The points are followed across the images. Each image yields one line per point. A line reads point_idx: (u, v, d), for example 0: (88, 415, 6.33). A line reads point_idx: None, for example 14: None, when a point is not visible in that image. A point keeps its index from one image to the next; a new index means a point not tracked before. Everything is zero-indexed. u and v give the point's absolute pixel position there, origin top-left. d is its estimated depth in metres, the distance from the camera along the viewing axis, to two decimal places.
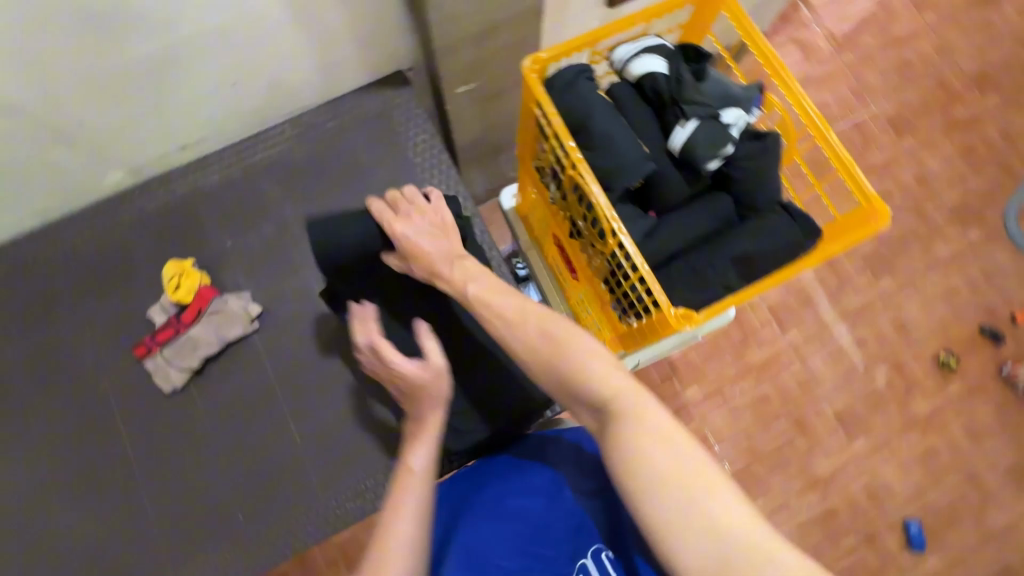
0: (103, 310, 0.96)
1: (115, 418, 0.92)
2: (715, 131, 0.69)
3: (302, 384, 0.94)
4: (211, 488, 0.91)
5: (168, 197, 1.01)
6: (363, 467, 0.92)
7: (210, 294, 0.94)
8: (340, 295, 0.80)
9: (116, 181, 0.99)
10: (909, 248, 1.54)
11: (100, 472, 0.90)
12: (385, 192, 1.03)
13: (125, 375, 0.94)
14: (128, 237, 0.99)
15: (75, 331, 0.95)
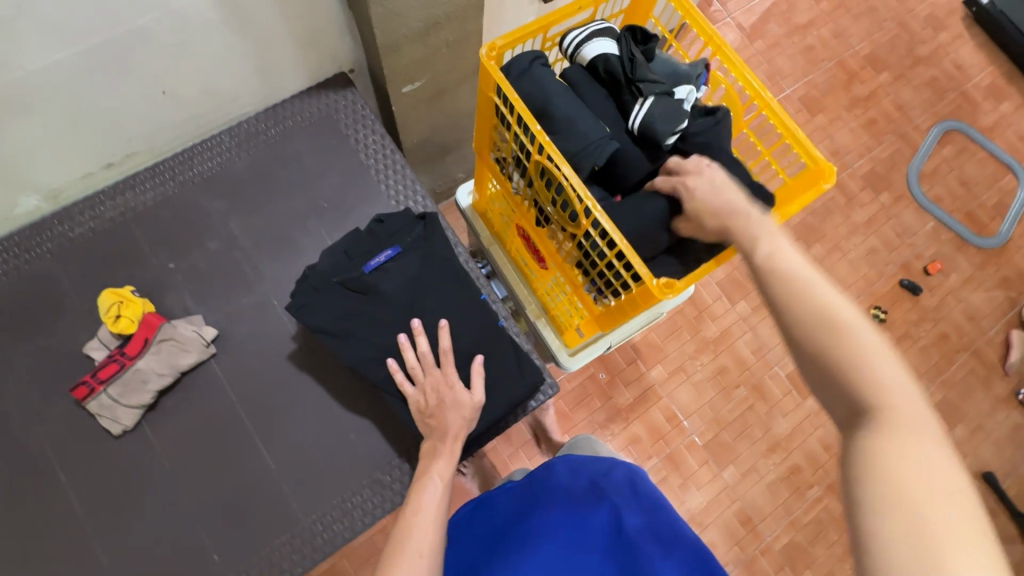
0: (29, 352, 0.86)
1: (56, 470, 0.83)
2: (669, 106, 0.72)
3: (270, 407, 0.88)
4: (179, 532, 0.83)
5: (94, 221, 0.92)
6: (347, 486, 0.87)
7: (157, 322, 0.86)
8: (306, 304, 0.76)
9: (31, 207, 0.89)
10: (833, 216, 1.68)
11: (43, 533, 0.80)
12: (338, 198, 0.99)
13: (63, 421, 0.84)
14: (50, 268, 0.89)
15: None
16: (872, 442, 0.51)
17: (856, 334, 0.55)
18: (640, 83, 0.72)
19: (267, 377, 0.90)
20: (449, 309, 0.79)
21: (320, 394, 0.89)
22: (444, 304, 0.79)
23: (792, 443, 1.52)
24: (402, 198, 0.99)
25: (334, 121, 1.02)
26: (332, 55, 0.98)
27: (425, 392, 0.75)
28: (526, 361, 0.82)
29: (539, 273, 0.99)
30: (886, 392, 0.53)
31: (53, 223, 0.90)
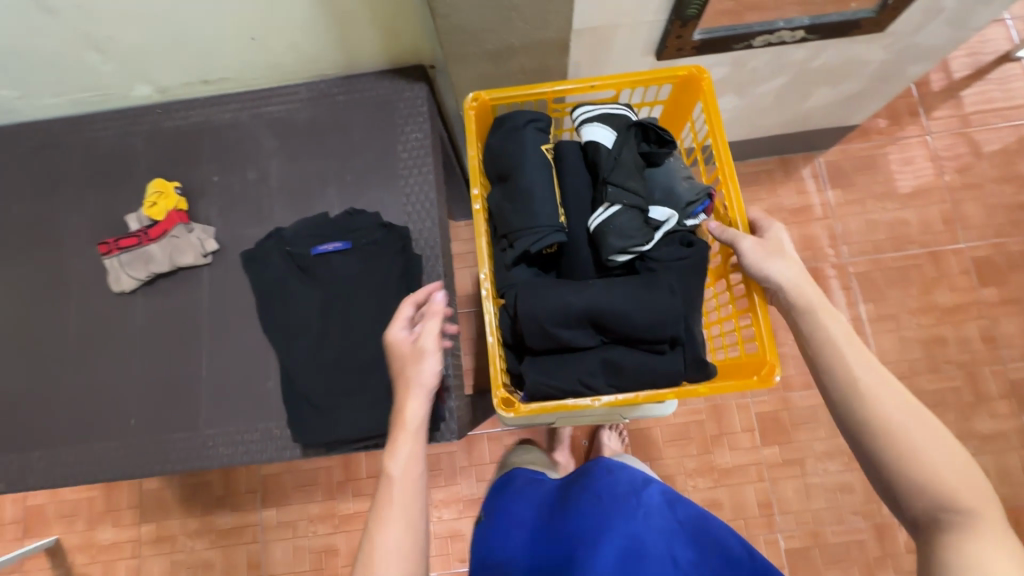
0: (98, 203, 1.07)
1: (74, 298, 1.03)
2: (629, 220, 0.74)
3: (225, 327, 1.00)
4: (126, 389, 1.00)
5: (182, 122, 1.10)
6: (250, 422, 0.96)
7: (178, 219, 1.02)
8: (259, 260, 0.83)
9: (144, 94, 1.09)
10: None
11: (47, 341, 1.02)
12: (365, 176, 1.06)
13: (94, 264, 1.04)
14: (137, 145, 1.09)
15: (72, 213, 1.07)
16: (964, 544, 0.53)
17: (891, 416, 0.58)
18: (613, 186, 0.74)
19: (234, 301, 1.01)
20: (368, 318, 0.83)
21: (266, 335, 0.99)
22: (366, 312, 0.83)
23: None
24: (411, 201, 1.03)
25: (393, 107, 1.08)
26: (412, 48, 1.03)
27: (415, 344, 0.73)
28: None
29: None
30: (978, 505, 0.54)
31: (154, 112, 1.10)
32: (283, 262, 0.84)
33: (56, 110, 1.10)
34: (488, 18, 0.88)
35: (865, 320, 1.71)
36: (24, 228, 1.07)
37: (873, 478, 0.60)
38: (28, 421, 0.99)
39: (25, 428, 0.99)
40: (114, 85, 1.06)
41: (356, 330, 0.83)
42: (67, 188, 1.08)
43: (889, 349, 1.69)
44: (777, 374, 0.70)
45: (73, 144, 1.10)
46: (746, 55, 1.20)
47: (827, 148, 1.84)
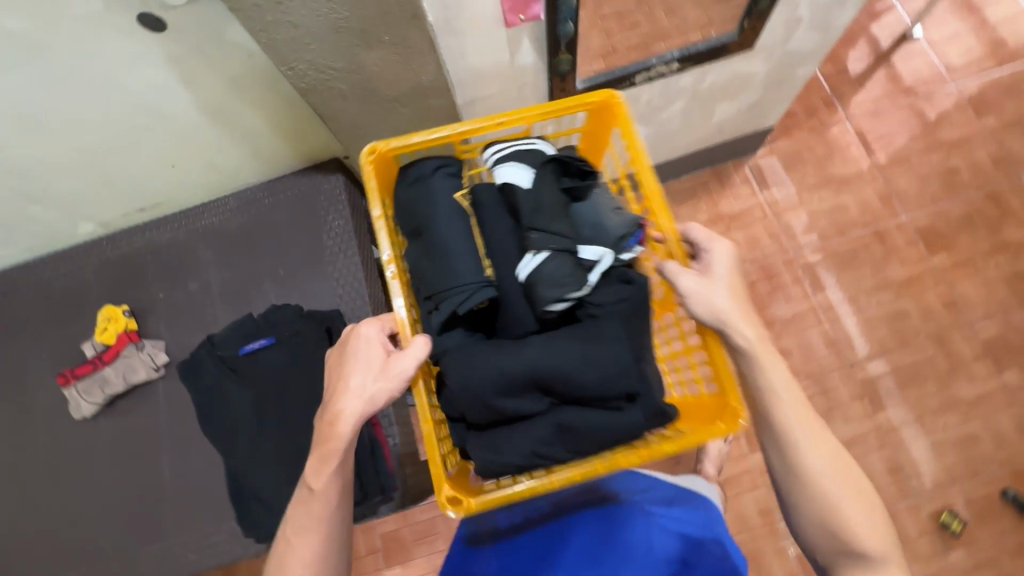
0: (58, 336, 1.14)
1: (42, 432, 1.09)
2: (565, 266, 0.70)
3: (181, 435, 1.05)
4: (98, 511, 1.03)
5: (125, 248, 1.18)
6: (216, 523, 1.00)
7: (129, 339, 1.08)
8: (193, 368, 0.90)
9: (90, 230, 1.19)
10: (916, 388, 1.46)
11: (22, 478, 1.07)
12: (296, 269, 1.13)
13: (59, 396, 1.10)
14: (88, 277, 1.17)
15: (34, 350, 1.14)
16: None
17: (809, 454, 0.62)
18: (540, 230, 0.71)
19: (185, 410, 1.06)
20: (297, 407, 0.87)
21: None
22: (296, 400, 0.87)
23: None
24: (341, 284, 1.10)
25: (315, 201, 1.15)
26: (322, 145, 1.12)
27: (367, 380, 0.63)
28: (367, 478, 0.91)
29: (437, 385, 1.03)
30: (878, 544, 0.60)
31: (101, 244, 1.19)
32: (214, 367, 0.90)
33: (13, 259, 1.20)
34: (377, 112, 0.97)
35: None
36: None
37: (796, 517, 0.64)
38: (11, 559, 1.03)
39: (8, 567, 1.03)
40: (61, 228, 1.15)
41: (287, 421, 0.86)
42: (25, 328, 1.16)
43: None
44: (742, 418, 0.65)
45: (30, 287, 1.18)
46: (635, 92, 1.26)
47: None
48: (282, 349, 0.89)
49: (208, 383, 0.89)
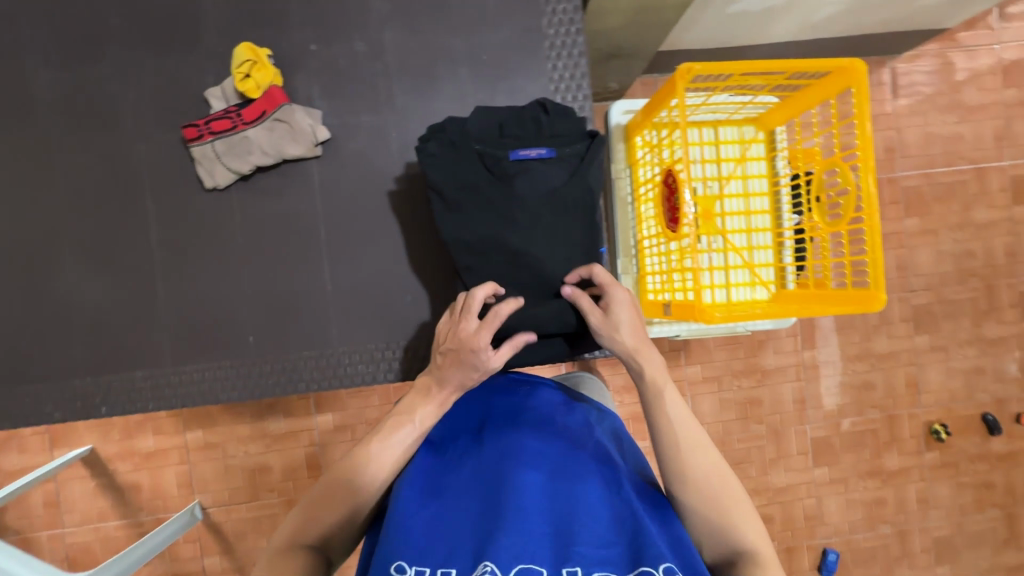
0: (143, 109, 0.85)
1: (134, 217, 0.85)
2: None
3: (372, 216, 0.88)
4: (231, 317, 0.87)
5: (192, 86, 0.85)
6: (352, 338, 0.88)
7: (280, 98, 0.82)
8: (294, 280, 0.87)
9: (141, 71, 0.85)
10: (921, 323, 1.78)
11: (122, 277, 0.86)
12: (398, 101, 0.88)
13: (155, 171, 0.85)
14: (149, 84, 0.85)
15: (101, 154, 0.85)
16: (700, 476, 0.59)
17: (682, 437, 0.61)
18: None
19: (381, 193, 0.88)
20: (559, 246, 0.79)
21: (389, 235, 0.89)
22: (565, 241, 0.79)
23: (788, 487, 1.74)
24: (561, 83, 0.89)
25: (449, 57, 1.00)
26: None
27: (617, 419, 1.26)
28: None
29: (668, 241, 0.98)
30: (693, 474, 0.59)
31: (154, 123, 0.85)
32: (473, 158, 0.78)
33: (14, 123, 0.85)
34: None
35: (908, 234, 1.76)
36: (40, 204, 0.85)
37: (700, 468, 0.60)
38: (106, 365, 0.85)
39: (108, 371, 0.85)
40: (126, 59, 0.85)
41: (540, 247, 0.78)
42: (111, 45, 0.85)
43: (925, 262, 1.77)
44: None
45: (59, 149, 0.85)
46: None
47: (902, 53, 1.74)
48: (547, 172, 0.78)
49: (329, 301, 0.88)
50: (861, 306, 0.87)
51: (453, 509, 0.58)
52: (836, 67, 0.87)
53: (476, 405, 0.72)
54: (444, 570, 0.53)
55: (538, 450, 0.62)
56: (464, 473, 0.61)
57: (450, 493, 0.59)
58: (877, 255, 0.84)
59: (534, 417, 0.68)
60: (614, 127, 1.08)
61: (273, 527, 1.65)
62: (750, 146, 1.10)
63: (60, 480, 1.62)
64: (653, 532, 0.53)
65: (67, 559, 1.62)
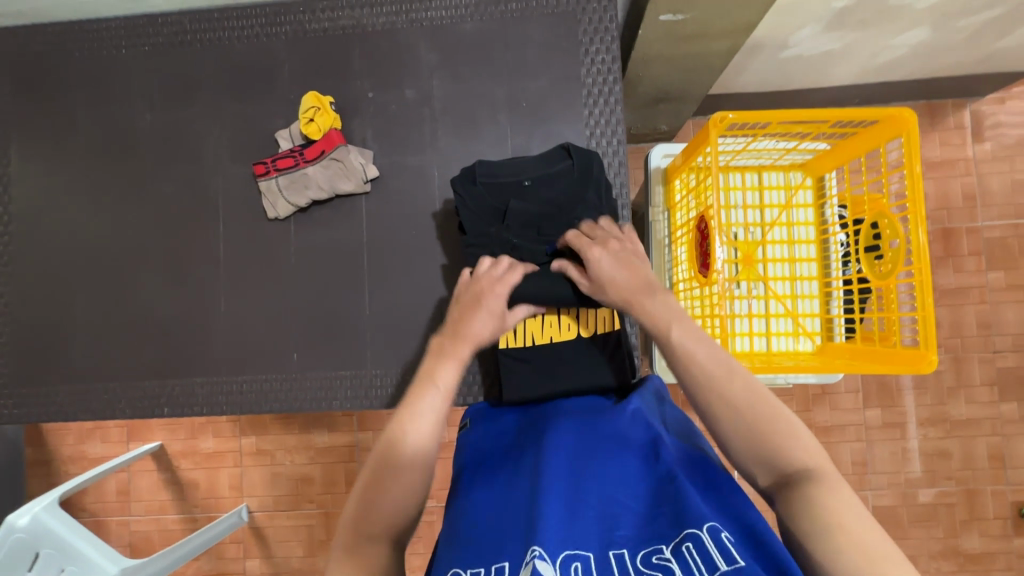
0: (224, 147, 0.98)
1: (208, 240, 0.97)
2: None
3: (412, 249, 0.95)
4: (280, 334, 0.95)
5: (266, 129, 0.97)
6: (384, 361, 0.94)
7: (337, 140, 0.92)
8: (338, 303, 0.95)
9: (225, 115, 0.98)
10: (1008, 388, 1.60)
11: (193, 293, 0.97)
12: (443, 145, 0.95)
13: (229, 200, 0.97)
14: (231, 126, 0.98)
15: (187, 186, 0.98)
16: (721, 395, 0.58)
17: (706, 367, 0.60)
18: None
19: (421, 227, 0.95)
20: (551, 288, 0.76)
21: (426, 266, 0.95)
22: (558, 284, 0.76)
23: None
24: (596, 128, 0.92)
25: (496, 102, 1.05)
26: None
27: None
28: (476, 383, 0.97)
29: (700, 284, 0.96)
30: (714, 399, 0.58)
31: (232, 160, 0.97)
32: (485, 195, 0.78)
33: (123, 157, 1.00)
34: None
35: (992, 288, 1.61)
36: (135, 226, 0.99)
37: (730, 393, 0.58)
38: (171, 370, 0.96)
39: (172, 376, 0.96)
40: (214, 105, 0.98)
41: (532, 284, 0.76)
42: (204, 92, 0.99)
43: (1013, 321, 1.60)
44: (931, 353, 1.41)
45: (154, 179, 0.99)
46: None
47: (986, 96, 1.63)
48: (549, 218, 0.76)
49: (367, 325, 0.94)
50: (911, 365, 0.82)
51: (497, 509, 0.59)
52: (886, 115, 0.85)
53: (514, 420, 0.74)
54: (497, 566, 0.51)
55: (568, 440, 0.64)
56: (502, 488, 0.61)
57: (494, 491, 0.62)
58: (928, 312, 0.80)
59: (572, 419, 0.68)
60: (653, 169, 1.10)
61: (311, 537, 1.72)
62: (797, 192, 1.07)
63: (132, 471, 1.78)
64: (696, 498, 0.53)
65: (130, 545, 1.77)
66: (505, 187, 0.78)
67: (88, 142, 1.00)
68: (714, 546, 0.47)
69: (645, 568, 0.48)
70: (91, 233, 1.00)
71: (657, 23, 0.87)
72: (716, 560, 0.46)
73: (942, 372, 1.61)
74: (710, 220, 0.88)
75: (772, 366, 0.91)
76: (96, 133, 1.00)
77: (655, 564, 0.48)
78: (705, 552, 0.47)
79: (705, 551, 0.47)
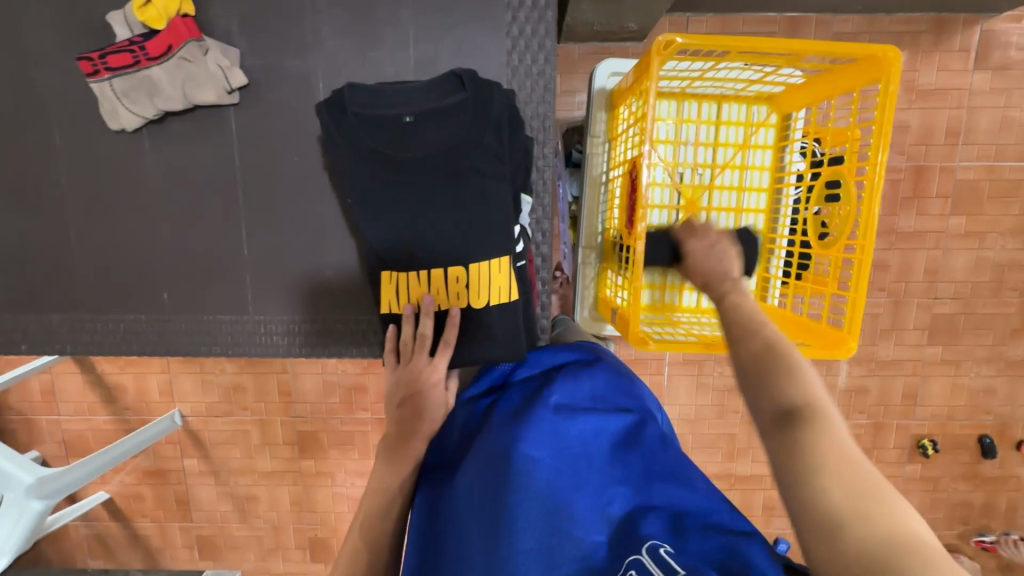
0: (46, 28, 0.76)
1: (43, 152, 0.79)
2: None
3: (297, 178, 0.80)
4: (146, 270, 0.83)
5: (97, 7, 0.75)
6: (267, 307, 0.84)
7: (188, 33, 0.72)
8: (212, 237, 0.82)
9: None
10: (939, 333, 1.62)
11: (33, 216, 0.81)
12: (329, 46, 0.75)
13: (61, 102, 0.78)
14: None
15: (4, 78, 0.78)
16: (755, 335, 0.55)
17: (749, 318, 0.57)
18: None
19: (306, 153, 0.79)
20: (439, 247, 0.64)
21: (313, 199, 0.81)
22: (448, 247, 0.64)
23: None
24: (520, 39, 0.74)
25: None
26: None
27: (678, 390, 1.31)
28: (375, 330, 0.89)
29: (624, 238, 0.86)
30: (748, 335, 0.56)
31: (57, 48, 0.76)
32: (358, 132, 0.61)
33: None
34: None
35: (949, 234, 1.55)
36: None
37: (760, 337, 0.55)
38: (22, 303, 0.84)
39: (24, 310, 0.84)
40: None
41: (414, 244, 0.64)
42: None
43: (960, 268, 1.57)
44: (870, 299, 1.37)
45: None
46: None
47: (1001, 12, 1.42)
48: (438, 166, 0.62)
49: (247, 264, 0.82)
50: (829, 347, 0.78)
51: (449, 549, 0.51)
52: (868, 53, 0.72)
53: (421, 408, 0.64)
54: None
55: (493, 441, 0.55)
56: (449, 509, 0.53)
57: (442, 524, 0.53)
58: (859, 295, 0.75)
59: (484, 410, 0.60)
60: (598, 89, 0.93)
61: (247, 441, 1.75)
62: (758, 130, 0.94)
63: (54, 373, 1.72)
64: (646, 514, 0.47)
65: (64, 443, 1.78)
66: (381, 122, 0.61)
67: None
68: (660, 569, 0.42)
69: None
70: None
71: None
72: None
73: (880, 315, 1.61)
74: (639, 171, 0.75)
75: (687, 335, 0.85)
76: None
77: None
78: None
79: None
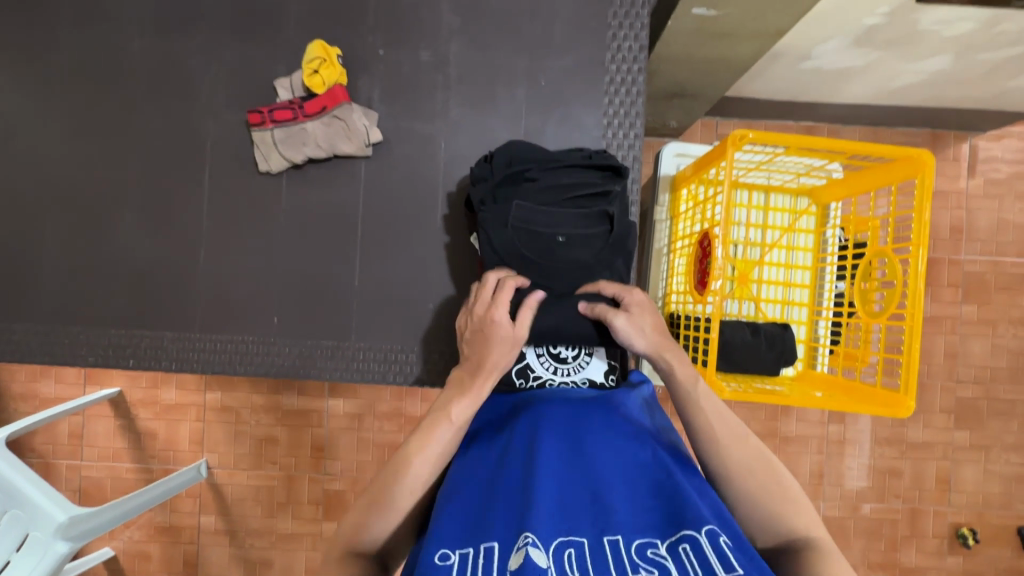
0: (217, 89, 0.91)
1: (190, 186, 0.91)
2: None
3: (410, 222, 0.91)
4: (260, 295, 0.90)
5: (264, 75, 0.90)
6: (368, 335, 0.90)
7: (342, 97, 0.86)
8: (327, 269, 0.91)
9: (219, 54, 0.91)
10: (965, 417, 1.67)
11: (169, 241, 0.91)
12: (453, 117, 0.90)
13: (216, 147, 0.90)
14: (225, 66, 0.91)
15: (171, 124, 0.91)
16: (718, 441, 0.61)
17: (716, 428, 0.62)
18: None
19: (420, 200, 0.90)
20: (552, 276, 0.76)
21: (422, 240, 0.91)
22: (559, 277, 0.76)
23: None
24: (615, 118, 0.89)
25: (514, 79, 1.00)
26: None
27: None
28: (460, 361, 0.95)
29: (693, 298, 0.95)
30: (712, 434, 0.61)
31: (224, 104, 0.90)
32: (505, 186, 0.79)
33: (102, 86, 0.92)
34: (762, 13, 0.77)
35: (963, 321, 1.66)
36: (110, 163, 0.92)
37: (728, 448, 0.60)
38: (139, 319, 0.90)
39: (140, 325, 0.90)
40: (209, 41, 0.91)
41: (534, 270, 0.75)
42: (198, 26, 0.91)
43: (978, 354, 1.66)
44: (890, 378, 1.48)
45: (134, 113, 0.92)
46: (1008, 15, 0.99)
47: (987, 131, 1.64)
48: (567, 223, 0.78)
49: (355, 295, 0.90)
50: (889, 408, 0.84)
51: (489, 494, 0.56)
52: (904, 154, 0.85)
53: (501, 397, 0.72)
54: (487, 546, 0.51)
55: (557, 426, 0.62)
56: (503, 463, 0.59)
57: (493, 474, 0.58)
58: (913, 358, 0.82)
59: (556, 393, 0.69)
60: (663, 173, 1.06)
61: (270, 498, 1.69)
62: (801, 216, 1.07)
63: (86, 415, 1.71)
64: (699, 503, 0.52)
65: (80, 490, 1.72)
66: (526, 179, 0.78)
67: (63, 64, 0.92)
68: (710, 547, 0.47)
69: (638, 561, 0.48)
70: (61, 165, 0.92)
71: (687, 17, 0.81)
72: (708, 559, 0.47)
73: None
74: (715, 240, 0.86)
75: (752, 392, 0.91)
76: (73, 53, 0.92)
77: (650, 560, 0.48)
78: (700, 555, 0.47)
79: (700, 553, 0.47)
